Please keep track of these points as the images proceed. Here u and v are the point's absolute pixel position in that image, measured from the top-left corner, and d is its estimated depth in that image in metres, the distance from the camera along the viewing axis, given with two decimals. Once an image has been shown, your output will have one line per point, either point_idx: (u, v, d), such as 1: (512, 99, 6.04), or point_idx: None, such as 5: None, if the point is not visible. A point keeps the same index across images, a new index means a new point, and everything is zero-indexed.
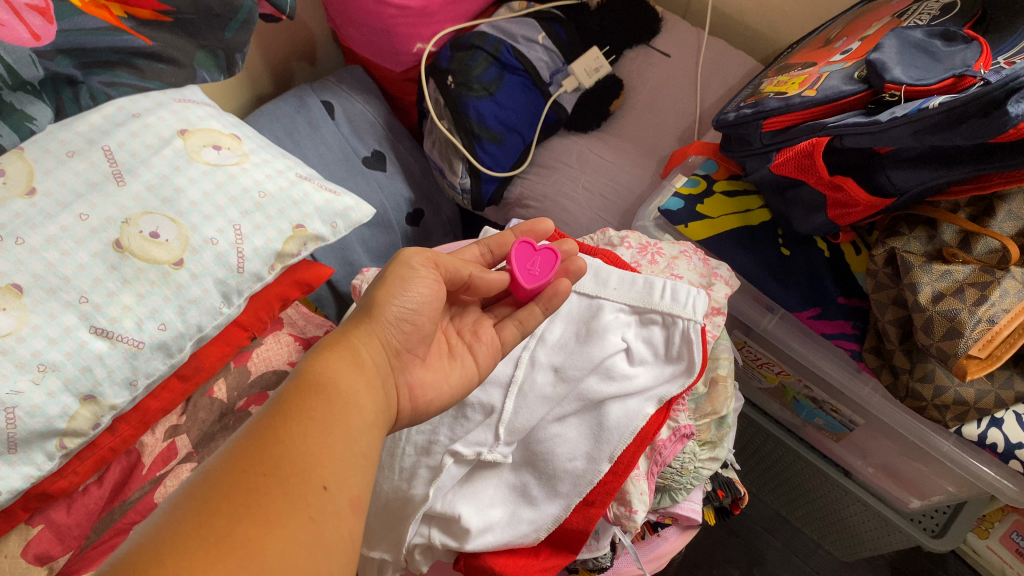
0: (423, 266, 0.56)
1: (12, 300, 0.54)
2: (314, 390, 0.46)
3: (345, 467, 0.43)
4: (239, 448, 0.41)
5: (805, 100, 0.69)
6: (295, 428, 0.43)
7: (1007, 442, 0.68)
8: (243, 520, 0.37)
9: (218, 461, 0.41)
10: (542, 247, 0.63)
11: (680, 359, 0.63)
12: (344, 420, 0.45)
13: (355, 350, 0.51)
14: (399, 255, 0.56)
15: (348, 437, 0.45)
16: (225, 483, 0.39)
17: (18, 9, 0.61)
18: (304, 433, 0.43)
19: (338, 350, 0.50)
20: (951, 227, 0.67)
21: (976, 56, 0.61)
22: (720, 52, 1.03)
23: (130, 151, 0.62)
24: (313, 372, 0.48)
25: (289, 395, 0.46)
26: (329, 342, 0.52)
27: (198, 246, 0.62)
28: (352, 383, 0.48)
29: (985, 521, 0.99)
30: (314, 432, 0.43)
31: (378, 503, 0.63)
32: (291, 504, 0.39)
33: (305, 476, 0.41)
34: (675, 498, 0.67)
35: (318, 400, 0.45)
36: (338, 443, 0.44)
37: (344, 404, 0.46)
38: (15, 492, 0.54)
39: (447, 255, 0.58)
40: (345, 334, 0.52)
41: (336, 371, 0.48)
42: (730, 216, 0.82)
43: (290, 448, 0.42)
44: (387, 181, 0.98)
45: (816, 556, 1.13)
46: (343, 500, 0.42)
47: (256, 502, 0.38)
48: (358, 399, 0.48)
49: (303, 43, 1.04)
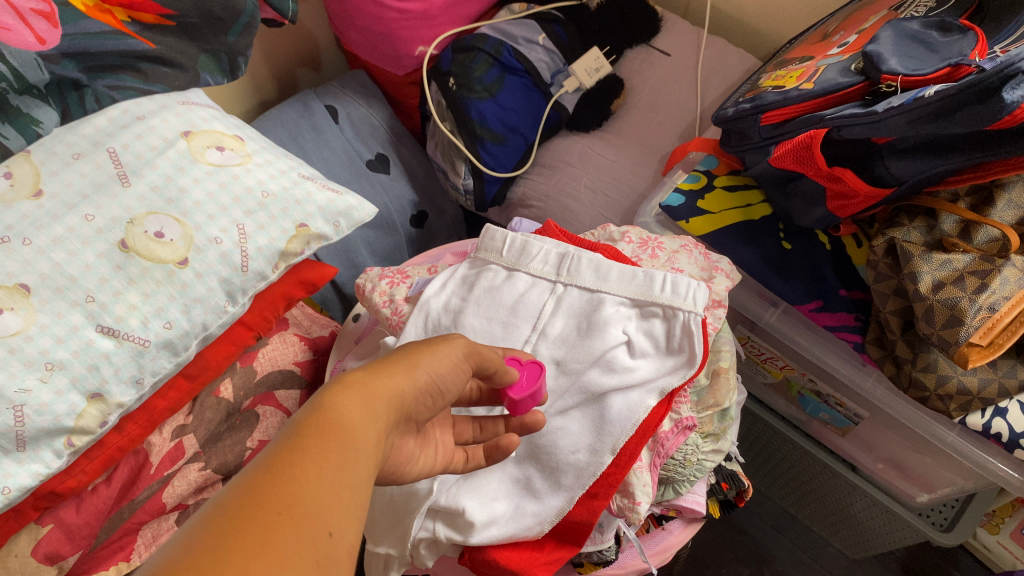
0: (466, 357, 0.50)
1: (20, 299, 0.55)
2: (333, 430, 0.40)
3: (352, 510, 0.38)
4: (252, 478, 0.36)
5: (803, 93, 0.69)
6: (309, 466, 0.38)
7: (1011, 431, 0.66)
8: (254, 560, 0.32)
9: (228, 491, 0.36)
10: (529, 361, 0.59)
11: (682, 351, 0.63)
12: (357, 471, 0.40)
13: (381, 399, 0.44)
14: (448, 336, 0.51)
15: (357, 489, 0.39)
16: (237, 516, 0.34)
17: (24, 15, 0.62)
18: (318, 474, 0.38)
19: (362, 392, 0.44)
20: (952, 216, 0.67)
21: (972, 45, 0.61)
22: (721, 48, 1.04)
23: (135, 152, 0.63)
24: (334, 409, 0.42)
25: (308, 429, 0.40)
26: (354, 377, 0.45)
27: (203, 245, 0.63)
28: (372, 441, 0.42)
29: (996, 517, 0.99)
30: (328, 474, 0.38)
31: (383, 498, 0.64)
32: (301, 548, 0.34)
33: (316, 517, 0.36)
34: (679, 490, 0.68)
35: (337, 443, 0.40)
36: (349, 493, 0.39)
37: (358, 456, 0.40)
38: (25, 489, 0.55)
39: (487, 350, 0.53)
40: (373, 373, 0.46)
41: (357, 417, 0.42)
42: (731, 211, 0.82)
43: (305, 488, 0.37)
44: (391, 184, 0.99)
45: (826, 553, 1.12)
46: (346, 548, 0.37)
47: (269, 542, 0.34)
48: (370, 454, 0.42)
49: (306, 47, 1.05)
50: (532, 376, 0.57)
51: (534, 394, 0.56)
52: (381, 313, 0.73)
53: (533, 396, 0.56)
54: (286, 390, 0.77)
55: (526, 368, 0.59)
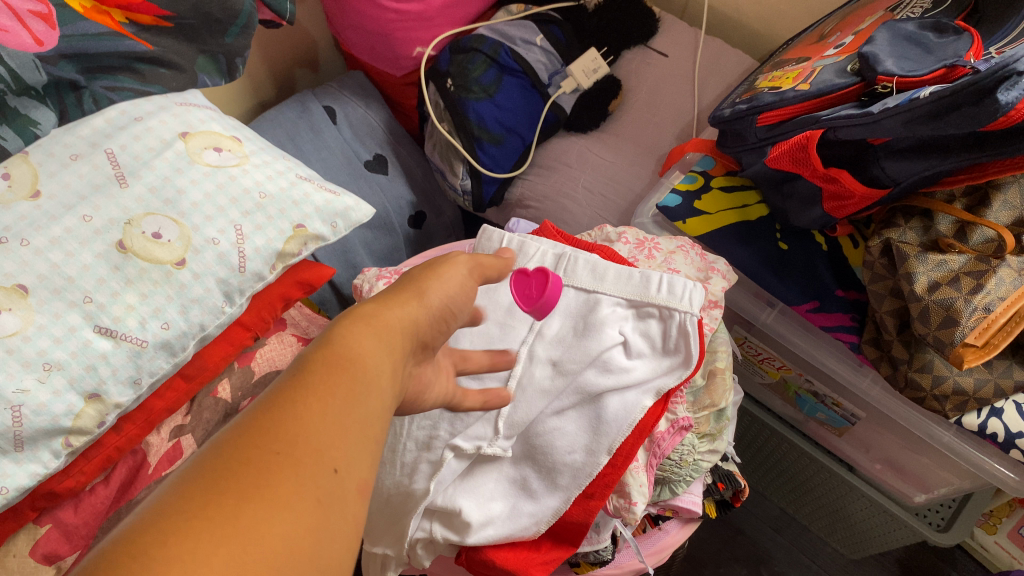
0: (468, 279, 0.51)
1: (18, 300, 0.56)
2: (339, 365, 0.40)
3: (356, 447, 0.37)
4: (252, 419, 0.36)
5: (799, 94, 0.69)
6: (313, 402, 0.37)
7: (1007, 431, 0.67)
8: (252, 499, 0.32)
9: (229, 432, 0.36)
10: (534, 272, 0.63)
11: (678, 351, 0.63)
12: (366, 402, 0.39)
13: (390, 329, 0.44)
14: (451, 258, 0.52)
15: (366, 421, 0.39)
16: (235, 458, 0.34)
17: (21, 15, 0.62)
18: (322, 409, 0.37)
19: (372, 324, 0.44)
20: (947, 217, 0.68)
21: (968, 46, 0.61)
22: (718, 49, 1.04)
23: (133, 154, 0.64)
24: (341, 343, 0.42)
25: (313, 365, 0.40)
26: (362, 311, 0.45)
27: (200, 246, 0.63)
28: (383, 372, 0.42)
29: (993, 516, 0.99)
30: (332, 409, 0.38)
31: (381, 498, 0.64)
32: (302, 484, 0.34)
33: (318, 453, 0.35)
34: (675, 490, 0.68)
35: (342, 376, 0.40)
36: (355, 425, 0.38)
37: (367, 388, 0.40)
38: (23, 489, 0.55)
39: (493, 262, 0.54)
40: (380, 306, 0.46)
41: (366, 349, 0.42)
42: (728, 211, 0.82)
43: (307, 425, 0.36)
44: (389, 185, 0.99)
45: (824, 554, 1.12)
46: (354, 485, 0.36)
47: (268, 481, 0.33)
48: (381, 385, 0.41)
49: (304, 48, 1.05)
50: (539, 283, 0.62)
51: (548, 301, 0.61)
52: None
53: (548, 298, 0.61)
54: None
55: (535, 276, 0.63)
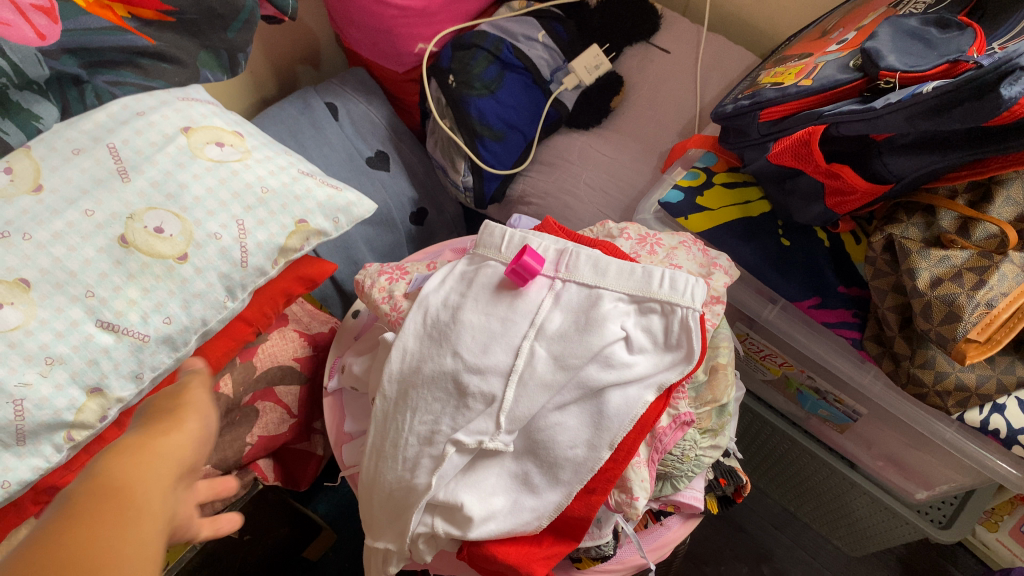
0: (206, 397, 0.49)
1: (20, 294, 0.55)
2: (105, 495, 0.38)
3: None
4: (34, 540, 0.35)
5: (801, 90, 0.69)
6: (81, 530, 0.36)
7: (1009, 428, 0.67)
8: None
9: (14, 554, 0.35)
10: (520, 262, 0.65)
11: (680, 346, 0.63)
12: (136, 525, 0.38)
13: (158, 456, 0.42)
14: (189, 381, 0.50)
15: (144, 544, 0.38)
16: None
17: (23, 10, 0.63)
18: (93, 534, 0.36)
19: (139, 454, 0.42)
20: (950, 212, 0.67)
21: (970, 42, 0.61)
22: (720, 45, 1.04)
23: (135, 148, 0.63)
24: (104, 475, 0.39)
25: (74, 498, 0.38)
26: (126, 442, 0.43)
27: (202, 240, 0.63)
28: (156, 506, 0.40)
29: (994, 514, 0.99)
30: (107, 534, 0.36)
31: (383, 492, 0.65)
32: None
33: None
34: (677, 486, 0.68)
35: (108, 511, 0.38)
36: (131, 555, 0.36)
37: (134, 516, 0.38)
38: (25, 483, 0.55)
39: (199, 390, 0.50)
40: (147, 429, 0.44)
41: (131, 475, 0.40)
42: (730, 207, 0.82)
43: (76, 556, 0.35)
44: (391, 181, 0.99)
45: (825, 551, 1.12)
46: None
47: None
48: (147, 512, 0.39)
49: (306, 44, 1.05)
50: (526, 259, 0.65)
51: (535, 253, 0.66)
52: (380, 309, 0.73)
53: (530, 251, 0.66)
54: (286, 385, 0.79)
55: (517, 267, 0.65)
